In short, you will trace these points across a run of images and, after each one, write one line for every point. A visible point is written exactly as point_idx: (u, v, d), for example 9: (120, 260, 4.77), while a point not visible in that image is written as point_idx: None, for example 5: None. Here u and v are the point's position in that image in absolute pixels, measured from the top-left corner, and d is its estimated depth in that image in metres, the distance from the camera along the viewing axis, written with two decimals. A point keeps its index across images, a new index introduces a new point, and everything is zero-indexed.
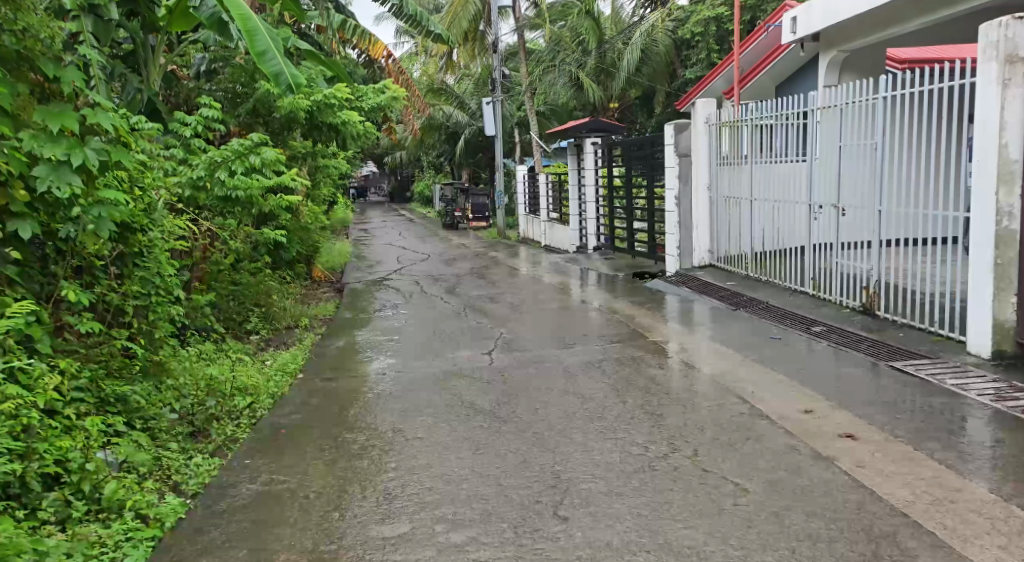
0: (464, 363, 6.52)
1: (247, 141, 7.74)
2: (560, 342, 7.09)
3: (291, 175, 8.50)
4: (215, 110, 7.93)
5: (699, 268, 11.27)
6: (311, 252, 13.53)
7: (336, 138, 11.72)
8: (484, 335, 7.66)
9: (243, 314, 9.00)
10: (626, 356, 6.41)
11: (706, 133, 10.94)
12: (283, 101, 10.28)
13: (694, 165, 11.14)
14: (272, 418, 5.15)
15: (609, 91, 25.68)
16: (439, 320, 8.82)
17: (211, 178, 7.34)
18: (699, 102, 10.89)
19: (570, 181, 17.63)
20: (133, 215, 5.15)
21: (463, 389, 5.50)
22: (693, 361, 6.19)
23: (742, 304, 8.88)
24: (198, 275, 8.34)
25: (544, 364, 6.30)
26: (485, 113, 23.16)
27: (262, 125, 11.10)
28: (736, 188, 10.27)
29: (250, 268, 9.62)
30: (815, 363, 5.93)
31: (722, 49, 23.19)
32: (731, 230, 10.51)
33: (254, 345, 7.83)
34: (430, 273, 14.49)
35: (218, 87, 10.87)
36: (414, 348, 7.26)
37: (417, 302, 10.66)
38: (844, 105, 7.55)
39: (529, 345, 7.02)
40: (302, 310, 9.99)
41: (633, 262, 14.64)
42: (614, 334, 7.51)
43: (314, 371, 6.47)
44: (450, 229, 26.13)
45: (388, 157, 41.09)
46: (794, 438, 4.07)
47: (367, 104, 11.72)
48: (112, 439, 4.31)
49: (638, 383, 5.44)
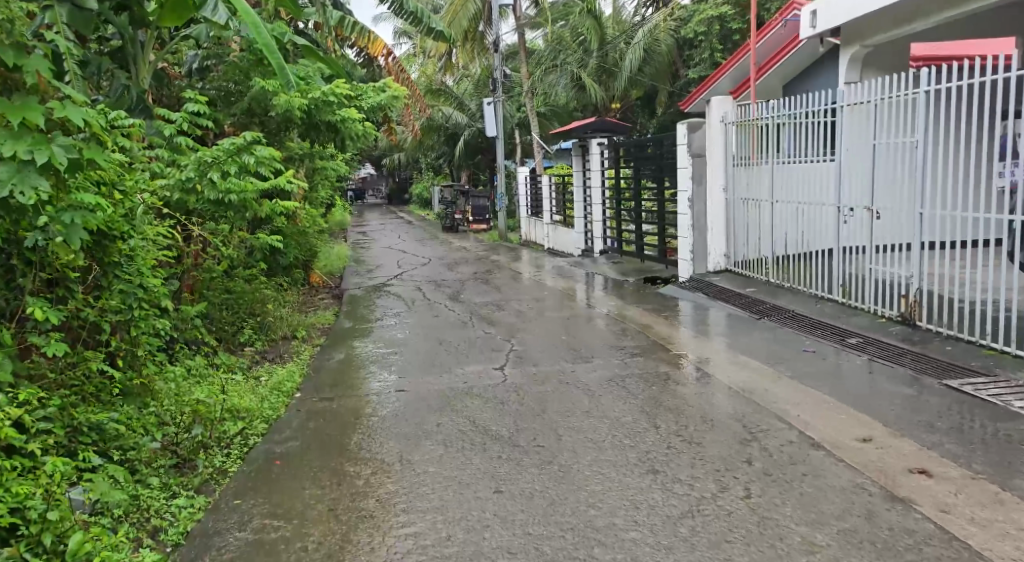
0: (474, 380, 6.04)
1: (239, 139, 7.21)
2: (576, 355, 6.61)
3: (287, 176, 8.02)
4: (201, 107, 7.48)
5: (714, 272, 10.82)
6: (308, 256, 13.06)
7: (335, 138, 11.26)
8: (494, 347, 7.17)
9: (238, 324, 8.54)
10: (651, 372, 5.93)
11: (723, 132, 10.47)
12: (279, 99, 9.80)
13: (709, 165, 10.68)
14: (266, 446, 4.65)
15: (611, 91, 25.20)
16: (444, 329, 8.33)
17: (200, 181, 6.88)
18: (715, 100, 10.42)
19: (575, 182, 17.13)
20: (110, 221, 4.69)
21: (476, 411, 5.03)
22: (724, 376, 5.72)
23: (765, 312, 8.39)
24: (188, 284, 7.89)
25: (563, 381, 5.82)
26: (485, 114, 22.66)
27: (258, 126, 10.63)
28: (755, 189, 9.80)
29: (244, 275, 9.14)
30: (859, 379, 5.46)
31: (726, 49, 22.68)
32: (749, 234, 10.03)
33: (248, 360, 7.35)
34: (432, 279, 14.01)
35: (211, 86, 10.36)
36: (419, 362, 6.78)
37: (420, 310, 10.18)
38: (878, 102, 7.09)
39: (543, 359, 6.54)
40: (300, 319, 9.49)
41: (642, 266, 14.16)
42: (632, 345, 7.04)
43: (311, 389, 5.98)
44: (450, 232, 25.65)
45: (386, 158, 40.52)
46: (859, 473, 3.61)
47: (367, 103, 11.26)
48: (82, 477, 3.83)
49: (669, 404, 4.97)
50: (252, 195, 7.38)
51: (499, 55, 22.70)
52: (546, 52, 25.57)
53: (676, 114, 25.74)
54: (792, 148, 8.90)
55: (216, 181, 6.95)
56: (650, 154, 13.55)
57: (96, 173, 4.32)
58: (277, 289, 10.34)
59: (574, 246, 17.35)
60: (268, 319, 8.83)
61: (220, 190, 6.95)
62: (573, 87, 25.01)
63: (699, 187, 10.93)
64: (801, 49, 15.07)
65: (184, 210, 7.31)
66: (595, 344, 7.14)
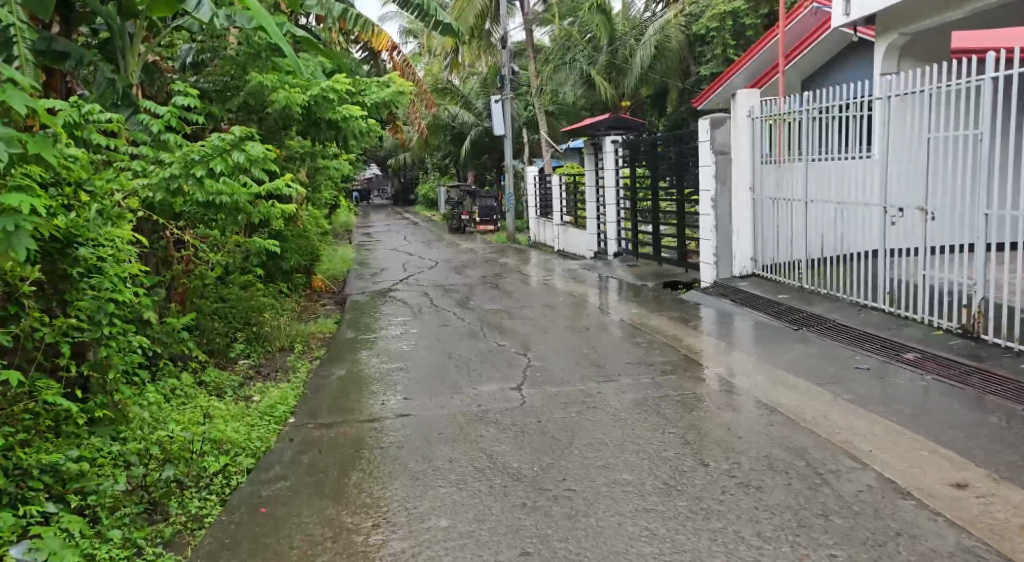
0: (490, 401, 5.41)
1: (229, 135, 6.53)
2: (602, 373, 5.99)
3: (286, 177, 7.40)
4: (192, 100, 6.73)
5: (740, 277, 10.19)
6: (309, 260, 12.49)
7: (337, 137, 10.63)
8: (510, 362, 6.54)
9: (230, 335, 7.96)
10: (689, 394, 5.30)
11: (749, 127, 9.82)
12: (276, 95, 9.18)
13: (735, 163, 10.04)
14: (252, 487, 4.04)
15: (621, 89, 24.53)
16: (452, 340, 7.70)
17: (187, 181, 6.26)
18: (741, 93, 9.76)
19: (587, 181, 16.45)
20: (72, 226, 4.12)
21: (495, 443, 4.41)
22: (770, 398, 5.08)
23: (803, 321, 7.73)
24: (176, 294, 7.43)
25: (590, 403, 5.19)
26: (493, 112, 22.03)
27: (255, 123, 9.99)
28: (787, 188, 9.17)
29: (239, 282, 8.55)
30: (926, 399, 4.83)
31: (739, 45, 21.93)
32: (780, 236, 9.38)
33: (239, 377, 6.78)
34: (439, 283, 13.40)
35: (206, 80, 9.65)
36: (426, 379, 6.15)
37: (428, 318, 9.54)
38: (932, 91, 6.43)
39: (565, 377, 5.91)
40: (299, 328, 8.88)
41: (659, 270, 13.50)
42: (661, 358, 6.41)
43: (307, 412, 5.37)
44: (456, 233, 25.05)
45: (391, 159, 39.94)
46: (967, 534, 3.05)
47: (370, 99, 10.62)
48: (28, 532, 3.28)
49: (716, 433, 4.34)
50: (246, 196, 6.74)
51: (507, 53, 22.09)
52: (553, 50, 24.92)
53: (687, 113, 25.00)
54: (829, 144, 8.26)
55: (205, 181, 6.33)
56: (670, 152, 12.87)
57: (45, 169, 3.76)
58: (277, 297, 9.74)
59: (586, 248, 16.69)
60: (264, 329, 8.24)
61: (208, 191, 6.35)
62: (582, 85, 24.32)
63: (723, 186, 10.28)
64: (823, 40, 14.41)
65: (171, 213, 6.73)
66: (621, 358, 6.50)
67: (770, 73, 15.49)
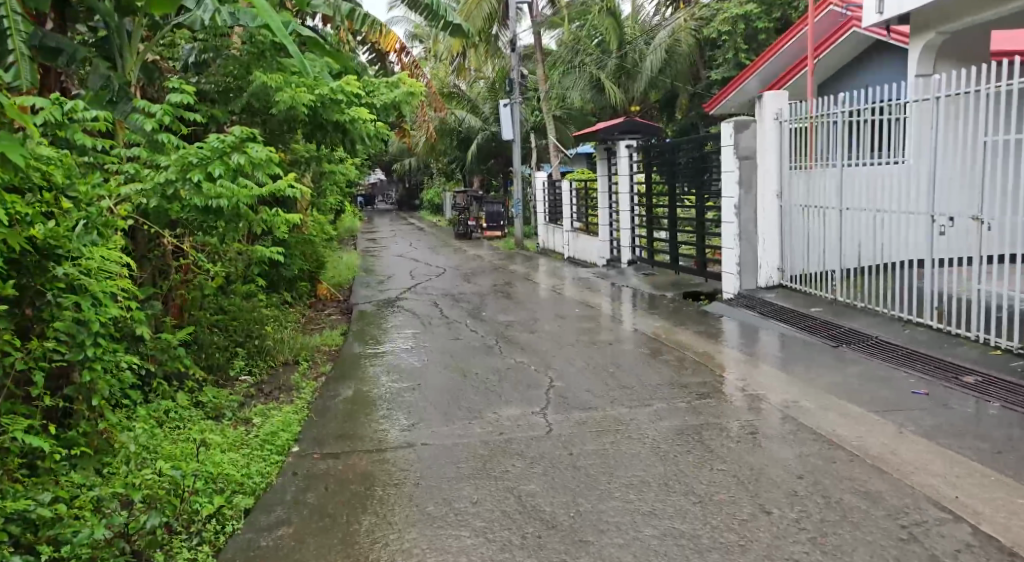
0: (513, 428, 4.93)
1: (230, 135, 6.07)
2: (633, 396, 5.53)
3: (289, 179, 6.93)
4: (187, 97, 6.23)
5: (766, 288, 9.73)
6: (312, 267, 12.04)
7: (343, 141, 10.15)
8: (531, 382, 6.07)
9: (230, 350, 7.51)
10: (733, 421, 4.83)
11: (777, 130, 9.37)
12: (281, 97, 8.75)
13: (761, 168, 9.60)
14: (251, 534, 3.62)
15: (630, 94, 24.07)
16: (467, 356, 7.23)
17: (184, 186, 5.84)
18: (769, 95, 9.32)
19: (599, 187, 15.93)
20: (50, 234, 3.76)
21: (524, 481, 3.97)
22: (824, 426, 4.61)
23: (843, 337, 7.21)
24: (173, 306, 7.04)
25: (625, 432, 4.74)
26: (502, 116, 21.56)
27: (259, 125, 9.53)
28: (818, 195, 8.73)
29: (240, 292, 8.12)
30: (999, 431, 4.38)
31: (751, 49, 21.44)
32: (810, 245, 8.93)
33: (240, 395, 6.36)
34: (447, 291, 12.94)
35: (207, 81, 9.06)
36: (441, 401, 5.68)
37: (439, 330, 9.08)
38: (991, 91, 6.02)
39: (594, 400, 5.45)
40: (302, 340, 8.42)
41: (676, 278, 13.02)
42: (695, 378, 5.94)
43: (312, 439, 4.92)
44: (462, 239, 24.55)
45: (396, 164, 39.49)
46: None
47: (378, 101, 10.17)
48: None
49: (773, 471, 3.89)
50: (247, 202, 6.30)
51: (515, 56, 21.65)
52: (562, 54, 24.46)
53: (697, 117, 24.50)
54: (867, 149, 7.82)
55: (203, 186, 5.88)
56: (689, 157, 12.37)
57: (13, 171, 3.43)
58: (280, 308, 9.27)
59: (597, 255, 16.20)
60: (266, 342, 7.79)
61: (207, 195, 5.91)
62: (591, 89, 23.84)
63: (747, 193, 9.81)
64: (844, 42, 13.93)
65: (167, 219, 6.30)
66: (651, 378, 6.04)
67: (788, 77, 15.03)
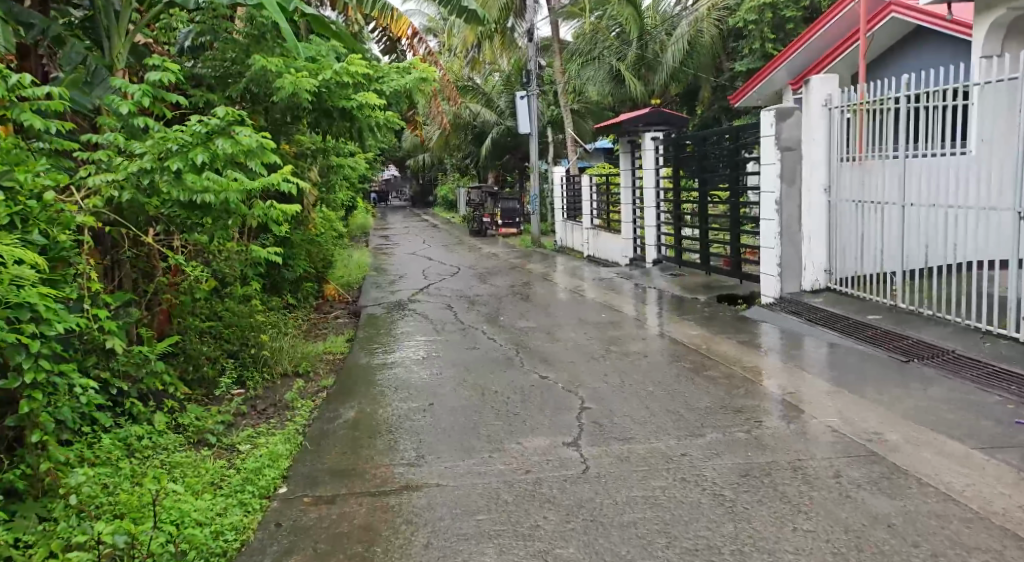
0: (541, 465, 4.14)
1: (213, 118, 5.36)
2: (682, 423, 4.74)
3: (285, 170, 6.13)
4: (169, 75, 5.44)
5: (811, 292, 8.88)
6: (317, 266, 11.35)
7: (351, 130, 9.36)
8: (559, 404, 5.28)
9: (223, 361, 6.81)
10: (808, 456, 4.05)
11: (826, 119, 8.58)
12: (280, 83, 7.92)
13: (807, 161, 8.77)
14: None
15: (651, 86, 23.18)
16: (485, 368, 6.46)
17: (162, 177, 5.14)
18: (816, 79, 8.53)
19: (622, 181, 15.06)
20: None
21: (560, 543, 3.26)
22: (923, 467, 3.81)
23: (912, 351, 6.39)
24: (160, 314, 6.34)
25: (677, 472, 3.96)
26: (519, 109, 20.70)
27: (260, 114, 8.75)
28: (874, 190, 7.92)
29: (235, 296, 7.36)
30: None
31: (779, 39, 20.41)
32: (864, 245, 8.10)
33: (229, 416, 5.64)
34: (462, 293, 12.19)
35: (203, 69, 8.30)
36: (457, 426, 4.92)
37: (453, 337, 8.32)
38: None
39: (636, 429, 4.66)
40: (303, 348, 7.67)
41: (706, 279, 12.18)
42: (751, 400, 5.14)
43: (302, 475, 4.19)
44: (477, 236, 23.78)
45: (410, 159, 38.71)
46: None
47: (388, 87, 9.31)
48: None
49: (873, 537, 3.15)
50: (238, 197, 5.56)
51: (533, 47, 20.86)
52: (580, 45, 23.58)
53: (720, 110, 23.54)
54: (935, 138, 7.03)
55: (185, 177, 5.17)
56: (723, 150, 11.50)
57: None
58: (280, 313, 8.51)
59: (621, 254, 15.36)
60: (263, 352, 7.06)
61: (190, 188, 5.20)
62: (610, 82, 22.94)
63: (790, 188, 8.99)
64: (887, 27, 12.98)
65: (146, 219, 5.59)
66: (699, 399, 5.25)
67: (821, 66, 14.09)
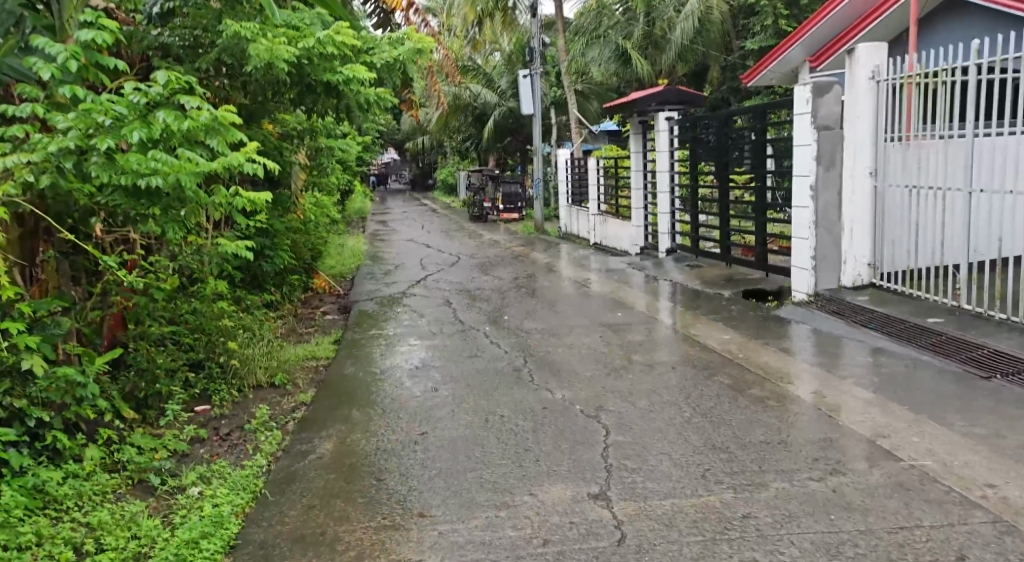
0: (563, 532, 3.25)
1: (154, 87, 4.43)
2: (736, 464, 3.81)
3: (252, 149, 5.14)
4: (100, 34, 4.36)
5: (853, 288, 7.91)
6: (302, 257, 10.34)
7: (336, 108, 8.33)
8: (580, 435, 4.35)
9: (186, 373, 5.88)
10: (908, 521, 3.17)
11: (873, 92, 7.56)
12: (252, 56, 6.82)
13: (851, 140, 7.76)
14: None
15: (658, 65, 22.04)
16: (490, 384, 5.51)
17: (91, 160, 4.21)
18: (863, 48, 7.50)
19: (633, 165, 14.02)
20: None
21: None
22: None
23: (991, 366, 5.51)
24: (110, 316, 5.36)
25: (744, 543, 3.06)
26: (521, 89, 19.57)
27: (238, 90, 7.64)
28: (932, 174, 6.96)
29: (204, 295, 6.39)
30: None
31: (792, 15, 19.24)
32: (918, 236, 7.15)
33: (183, 445, 4.70)
34: (462, 286, 11.21)
35: (173, 35, 7.03)
36: (456, 468, 3.97)
37: (451, 342, 7.33)
38: None
39: (681, 474, 3.75)
40: (280, 354, 6.69)
41: (727, 272, 11.18)
42: (815, 434, 4.21)
43: (254, 545, 3.32)
44: (478, 222, 22.75)
45: (410, 142, 37.56)
46: None
47: (380, 58, 8.23)
48: None
49: None
50: (192, 184, 4.62)
51: (536, 22, 19.64)
52: (585, 22, 22.43)
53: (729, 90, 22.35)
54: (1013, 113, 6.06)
55: (120, 159, 4.26)
56: (749, 131, 10.48)
57: None
58: (256, 313, 7.51)
59: (631, 243, 14.35)
60: (232, 361, 6.12)
61: (127, 172, 4.29)
62: (616, 61, 21.80)
63: (830, 171, 7.98)
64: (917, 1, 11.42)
65: (77, 207, 4.66)
66: (751, 429, 4.33)
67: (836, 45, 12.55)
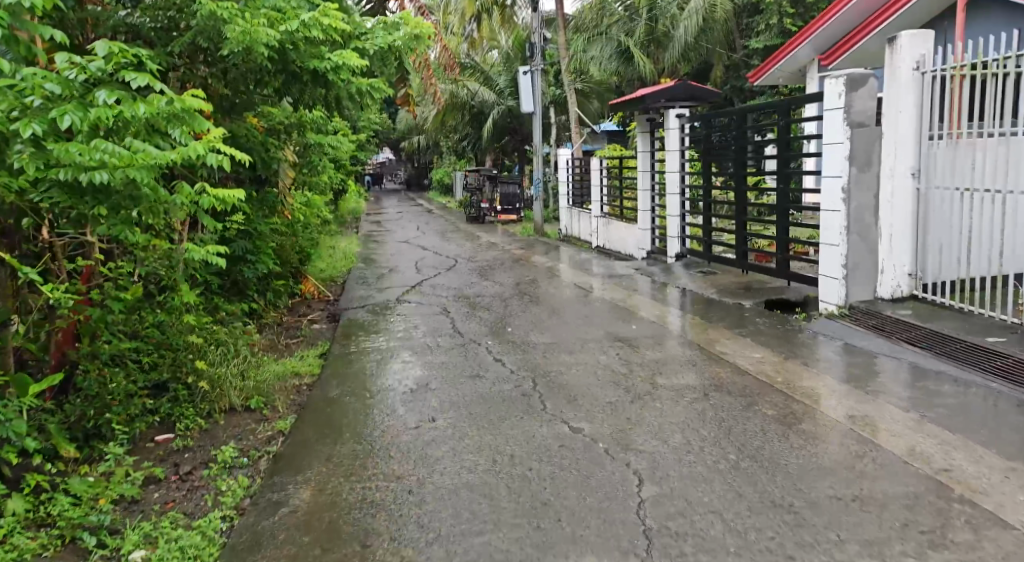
0: None
1: (96, 64, 3.69)
2: (807, 530, 3.11)
3: (217, 141, 4.37)
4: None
5: (891, 300, 7.19)
6: (286, 260, 9.56)
7: (323, 98, 7.55)
8: (611, 483, 3.64)
9: (145, 396, 5.10)
10: None
11: (918, 84, 6.82)
12: (226, 40, 6.00)
13: (891, 137, 7.02)
14: None
15: (661, 64, 21.29)
16: (495, 414, 4.76)
17: (16, 149, 3.46)
18: (907, 36, 6.76)
19: (640, 165, 13.26)
20: None
21: None
22: None
23: None
24: (59, 331, 4.57)
25: None
26: (522, 87, 18.75)
27: (217, 76, 6.84)
28: (988, 174, 6.25)
29: (169, 307, 5.61)
30: None
31: (802, 14, 18.50)
32: (969, 243, 6.44)
33: (130, 487, 3.95)
34: (459, 293, 10.46)
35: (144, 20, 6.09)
36: (457, 532, 3.22)
37: (447, 358, 6.56)
38: None
39: (739, 542, 3.06)
40: (257, 372, 5.91)
41: (742, 279, 10.44)
42: (889, 484, 3.52)
43: None
44: (474, 223, 22.02)
45: (405, 141, 36.79)
46: None
47: (374, 44, 7.42)
48: None
49: None
50: (144, 181, 3.86)
51: (539, 19, 18.79)
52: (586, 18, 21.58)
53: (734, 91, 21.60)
54: None
55: (49, 148, 3.50)
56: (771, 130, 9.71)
57: None
58: (233, 324, 6.73)
59: (636, 247, 13.63)
60: (200, 384, 5.34)
61: (59, 163, 3.54)
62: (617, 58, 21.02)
63: (866, 171, 7.24)
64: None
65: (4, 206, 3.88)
66: (814, 477, 3.62)
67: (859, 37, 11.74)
